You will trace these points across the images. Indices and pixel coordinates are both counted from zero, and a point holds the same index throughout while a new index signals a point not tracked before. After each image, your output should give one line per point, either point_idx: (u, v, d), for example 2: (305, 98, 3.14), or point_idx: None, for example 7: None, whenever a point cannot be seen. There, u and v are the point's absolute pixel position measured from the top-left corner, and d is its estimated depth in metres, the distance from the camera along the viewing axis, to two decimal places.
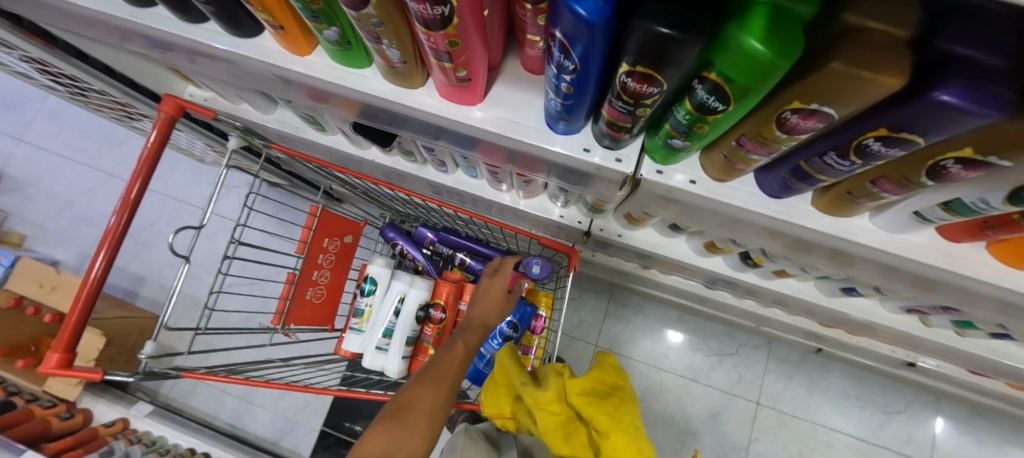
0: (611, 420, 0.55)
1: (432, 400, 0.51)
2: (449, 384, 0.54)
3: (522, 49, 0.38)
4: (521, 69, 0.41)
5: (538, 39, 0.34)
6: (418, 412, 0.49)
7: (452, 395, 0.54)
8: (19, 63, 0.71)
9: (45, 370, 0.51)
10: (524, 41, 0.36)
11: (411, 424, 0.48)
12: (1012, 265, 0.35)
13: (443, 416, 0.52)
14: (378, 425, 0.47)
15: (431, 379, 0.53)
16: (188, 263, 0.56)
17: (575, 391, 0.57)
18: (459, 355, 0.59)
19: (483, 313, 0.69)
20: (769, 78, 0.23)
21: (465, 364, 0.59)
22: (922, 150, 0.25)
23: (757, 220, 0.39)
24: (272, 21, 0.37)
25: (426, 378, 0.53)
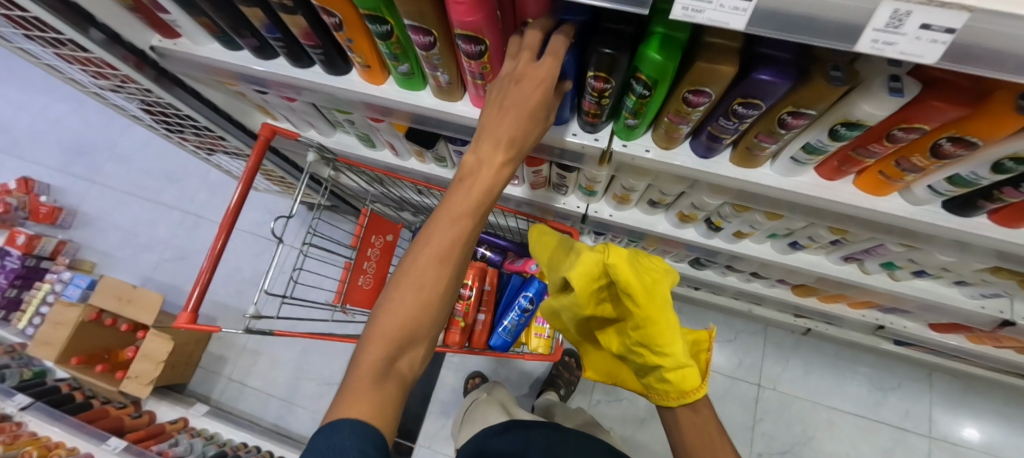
0: (645, 291, 0.53)
1: (416, 310, 0.41)
2: (440, 287, 0.42)
3: None
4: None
5: None
6: (404, 326, 0.41)
7: (445, 298, 0.43)
8: (140, 108, 0.93)
9: (179, 325, 0.68)
10: None
11: (406, 339, 0.41)
12: (869, 192, 0.52)
13: (438, 316, 0.43)
14: (370, 340, 0.41)
15: (411, 286, 0.42)
16: (281, 244, 0.74)
17: (614, 259, 0.53)
18: (446, 244, 0.42)
19: (489, 173, 0.43)
20: (667, 72, 0.41)
21: (462, 252, 0.43)
22: (770, 109, 0.43)
23: (699, 176, 0.56)
24: (363, 62, 0.57)
25: (409, 283, 0.42)
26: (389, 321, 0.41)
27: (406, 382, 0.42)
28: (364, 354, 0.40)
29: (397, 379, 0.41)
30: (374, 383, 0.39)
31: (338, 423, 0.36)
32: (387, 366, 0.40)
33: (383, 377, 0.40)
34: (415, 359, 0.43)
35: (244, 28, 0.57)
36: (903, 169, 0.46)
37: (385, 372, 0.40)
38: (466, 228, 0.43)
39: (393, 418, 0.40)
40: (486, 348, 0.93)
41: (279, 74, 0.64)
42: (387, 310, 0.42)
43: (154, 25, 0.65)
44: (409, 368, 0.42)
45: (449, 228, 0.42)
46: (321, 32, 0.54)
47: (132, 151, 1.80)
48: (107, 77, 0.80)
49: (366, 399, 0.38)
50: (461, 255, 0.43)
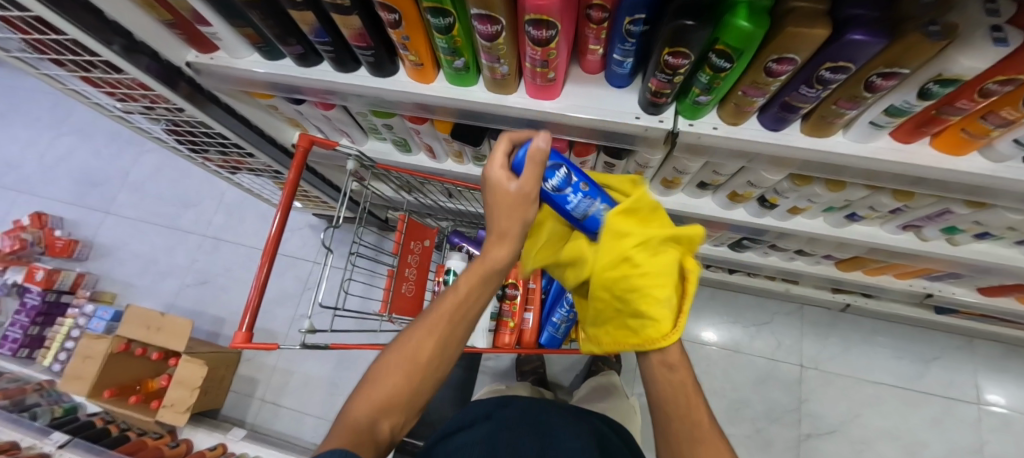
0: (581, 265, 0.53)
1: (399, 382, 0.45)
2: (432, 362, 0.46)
3: (584, 57, 0.56)
4: (581, 71, 0.59)
5: (598, 47, 0.52)
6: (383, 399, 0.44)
7: (432, 375, 0.46)
8: (166, 130, 0.92)
9: (236, 345, 0.67)
10: (586, 51, 0.54)
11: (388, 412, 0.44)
12: (949, 152, 0.51)
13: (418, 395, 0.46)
14: (356, 402, 0.45)
15: (399, 360, 0.45)
16: (331, 255, 0.73)
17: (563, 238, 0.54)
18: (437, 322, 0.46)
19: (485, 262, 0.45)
20: (753, 41, 0.39)
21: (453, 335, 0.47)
22: (857, 73, 0.42)
23: (768, 151, 0.55)
24: (416, 60, 0.56)
25: (403, 353, 0.46)
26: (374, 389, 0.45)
27: (382, 446, 0.44)
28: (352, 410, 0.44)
29: (375, 440, 0.43)
30: (354, 438, 0.42)
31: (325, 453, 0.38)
32: (369, 426, 0.43)
33: (364, 436, 0.42)
34: (397, 425, 0.45)
35: (290, 35, 0.56)
36: (989, 124, 0.45)
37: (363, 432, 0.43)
38: (456, 307, 0.46)
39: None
40: (536, 346, 0.92)
41: (323, 81, 0.63)
42: (382, 373, 0.45)
43: (191, 40, 0.64)
44: (389, 432, 0.44)
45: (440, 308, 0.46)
46: (373, 32, 0.53)
47: (145, 178, 1.79)
48: (136, 99, 0.79)
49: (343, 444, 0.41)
50: (455, 335, 0.46)
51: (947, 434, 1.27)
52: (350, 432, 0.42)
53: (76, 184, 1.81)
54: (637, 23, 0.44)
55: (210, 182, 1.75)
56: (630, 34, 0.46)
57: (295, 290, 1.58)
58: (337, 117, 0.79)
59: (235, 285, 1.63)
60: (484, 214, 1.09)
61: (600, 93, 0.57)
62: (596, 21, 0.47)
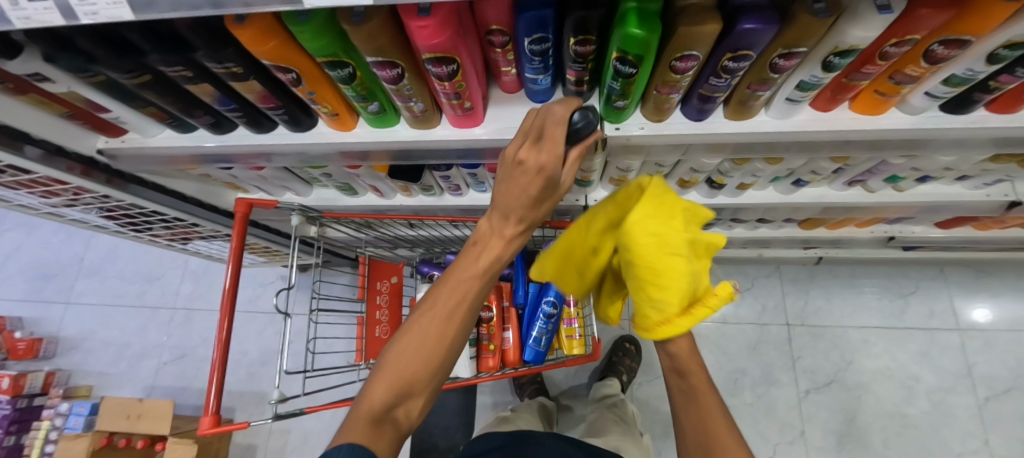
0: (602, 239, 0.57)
1: (436, 341, 0.40)
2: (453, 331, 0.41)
3: (500, 79, 0.55)
4: (501, 91, 0.58)
5: (510, 68, 0.51)
6: (414, 366, 0.39)
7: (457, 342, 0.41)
8: (99, 218, 0.88)
9: (204, 432, 0.64)
10: (501, 73, 0.53)
11: (413, 383, 0.40)
12: (867, 113, 0.52)
13: (447, 363, 0.41)
14: (373, 386, 0.39)
15: (425, 324, 0.40)
16: (290, 318, 0.71)
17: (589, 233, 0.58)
18: (458, 291, 0.40)
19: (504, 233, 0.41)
20: (650, 45, 0.39)
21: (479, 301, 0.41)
22: (759, 57, 0.42)
23: (699, 141, 0.55)
24: (329, 111, 0.54)
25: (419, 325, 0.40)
26: (400, 354, 0.40)
27: (401, 433, 0.39)
28: (367, 395, 0.39)
29: (392, 427, 0.39)
30: (371, 426, 0.37)
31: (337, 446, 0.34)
32: (385, 412, 0.38)
33: (380, 423, 0.38)
34: (414, 409, 0.41)
35: (195, 107, 0.54)
36: (898, 83, 0.46)
37: (378, 419, 0.38)
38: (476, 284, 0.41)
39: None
40: (521, 363, 0.91)
41: (243, 145, 0.61)
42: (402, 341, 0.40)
43: (96, 128, 0.61)
44: (406, 417, 0.40)
45: (449, 289, 0.40)
46: (278, 92, 0.51)
47: (102, 260, 1.74)
48: (58, 194, 0.75)
49: (362, 433, 0.37)
50: (473, 304, 0.41)
51: (937, 364, 1.31)
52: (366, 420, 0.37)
53: (29, 280, 1.73)
54: (539, 42, 0.44)
55: (171, 252, 1.70)
56: (535, 52, 0.45)
57: (278, 346, 1.54)
58: (271, 174, 0.77)
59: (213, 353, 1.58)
60: (449, 238, 1.08)
61: (526, 110, 0.57)
62: (500, 45, 0.46)
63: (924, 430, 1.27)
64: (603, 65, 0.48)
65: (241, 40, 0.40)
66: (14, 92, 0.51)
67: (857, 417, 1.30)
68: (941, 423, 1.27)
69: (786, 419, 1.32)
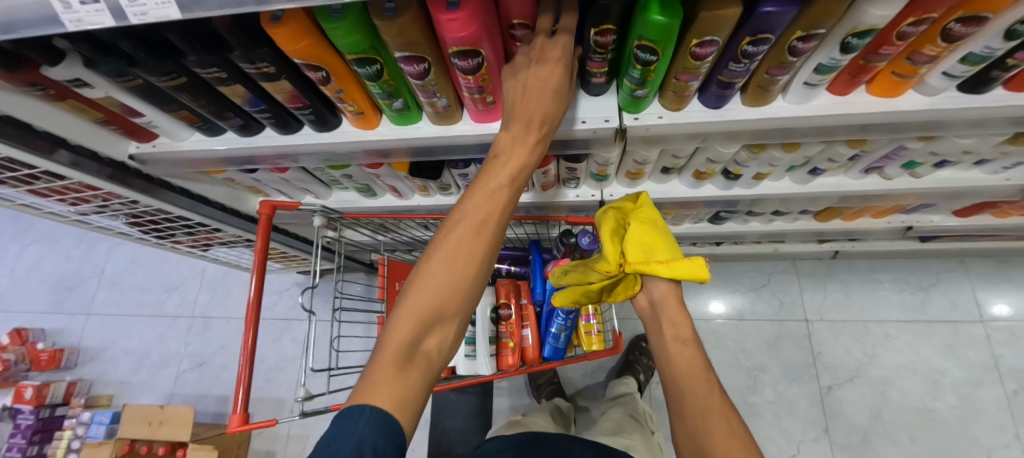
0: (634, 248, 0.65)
1: (460, 267, 0.43)
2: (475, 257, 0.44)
3: None
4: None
5: None
6: (438, 298, 0.42)
7: (477, 272, 0.44)
8: (124, 224, 0.90)
9: (233, 430, 0.65)
10: None
11: (439, 311, 0.42)
12: (885, 96, 0.52)
13: (470, 293, 0.44)
14: (397, 321, 0.41)
15: (448, 258, 0.43)
16: (315, 316, 0.72)
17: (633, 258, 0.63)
18: (474, 221, 0.44)
19: (519, 153, 0.46)
20: (672, 31, 0.40)
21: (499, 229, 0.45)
22: (779, 40, 0.42)
23: (715, 129, 0.56)
24: (355, 109, 0.56)
25: (443, 257, 0.43)
26: (426, 285, 0.43)
27: (432, 364, 0.42)
28: (393, 330, 0.41)
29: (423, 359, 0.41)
30: (399, 366, 0.40)
31: (359, 407, 0.36)
32: (411, 348, 0.41)
33: (408, 360, 0.41)
34: (442, 341, 0.43)
35: (226, 109, 0.56)
36: (917, 63, 0.46)
37: (409, 351, 0.40)
38: (492, 208, 0.45)
39: (413, 411, 0.40)
40: (540, 360, 0.92)
41: (270, 146, 0.62)
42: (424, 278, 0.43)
43: (129, 133, 0.63)
44: (436, 350, 0.43)
45: (466, 218, 0.44)
46: (307, 91, 0.53)
47: (122, 271, 1.77)
48: (88, 201, 0.77)
49: (388, 381, 0.38)
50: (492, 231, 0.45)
51: (962, 357, 1.29)
52: (395, 355, 0.40)
53: (52, 293, 1.77)
54: (561, 25, 0.45)
55: (189, 262, 1.73)
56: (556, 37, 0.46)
57: (294, 352, 1.55)
58: (293, 177, 0.78)
59: (230, 361, 1.59)
60: None
61: None
62: (522, 38, 0.48)
63: (952, 425, 1.24)
64: (622, 56, 0.49)
65: (276, 39, 0.42)
66: (55, 98, 0.53)
67: (882, 413, 1.28)
68: (968, 417, 1.24)
69: (808, 416, 1.30)
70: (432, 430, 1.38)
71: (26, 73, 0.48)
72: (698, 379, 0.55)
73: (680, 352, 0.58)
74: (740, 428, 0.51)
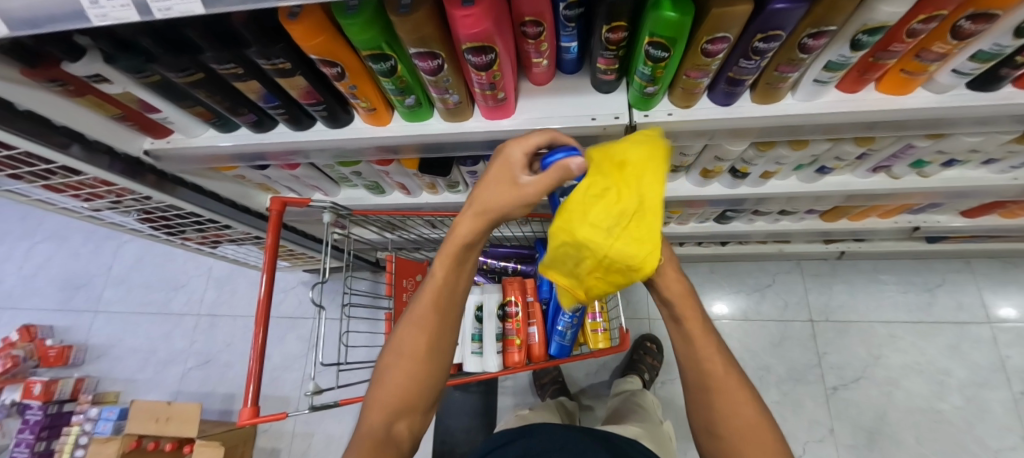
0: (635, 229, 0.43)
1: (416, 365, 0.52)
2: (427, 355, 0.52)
3: (531, 71, 0.56)
4: (530, 85, 0.60)
5: (542, 59, 0.53)
6: (402, 393, 0.52)
7: (433, 367, 0.52)
8: (135, 221, 0.91)
9: (244, 423, 0.65)
10: (531, 65, 0.55)
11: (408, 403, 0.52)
12: (893, 93, 0.52)
13: (432, 381, 0.53)
14: (371, 409, 0.52)
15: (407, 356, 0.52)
16: (324, 312, 0.73)
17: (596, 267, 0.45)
18: (424, 326, 0.52)
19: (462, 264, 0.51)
20: (683, 27, 0.40)
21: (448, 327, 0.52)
22: (789, 37, 0.43)
23: (724, 126, 0.56)
24: (367, 106, 0.56)
25: (400, 358, 0.52)
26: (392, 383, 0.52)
27: (402, 445, 0.52)
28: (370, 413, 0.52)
29: (394, 441, 0.51)
30: (375, 446, 0.50)
31: None
32: (385, 433, 0.51)
33: (383, 440, 0.51)
34: (412, 426, 0.53)
35: (240, 105, 0.57)
36: (925, 60, 0.47)
37: (382, 435, 0.51)
38: (434, 321, 0.52)
39: None
40: (546, 358, 0.92)
41: (282, 142, 0.63)
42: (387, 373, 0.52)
43: (144, 129, 0.64)
44: (407, 431, 0.53)
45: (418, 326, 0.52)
46: (321, 88, 0.54)
47: (129, 269, 1.79)
48: (101, 196, 0.78)
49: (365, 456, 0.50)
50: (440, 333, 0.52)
51: (969, 358, 1.28)
52: (370, 441, 0.51)
53: (60, 290, 1.79)
54: (572, 7, 0.45)
55: (195, 260, 1.74)
56: (568, 18, 0.47)
57: (299, 350, 1.56)
58: (303, 174, 0.79)
59: (236, 359, 1.60)
60: None
61: (556, 100, 0.58)
62: (534, 35, 0.48)
63: (958, 426, 1.24)
64: (633, 53, 0.49)
65: (293, 36, 0.43)
66: (74, 95, 0.54)
67: (888, 414, 1.27)
68: (975, 418, 1.24)
69: (813, 417, 1.30)
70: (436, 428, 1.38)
71: (46, 69, 0.49)
72: (710, 355, 0.53)
73: (690, 328, 0.53)
74: (757, 403, 0.52)
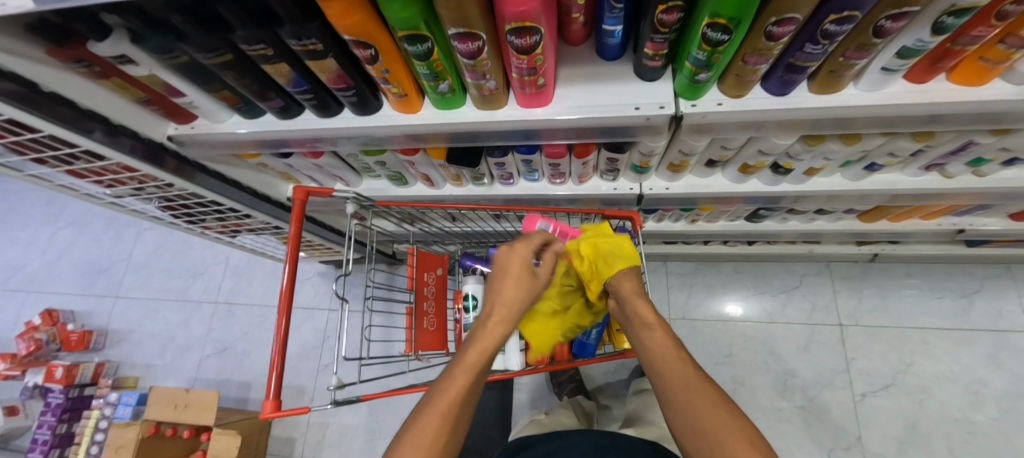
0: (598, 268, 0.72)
1: (445, 419, 0.50)
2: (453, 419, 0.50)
3: (568, 29, 0.53)
4: (566, 46, 0.58)
5: (579, 15, 0.49)
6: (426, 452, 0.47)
7: (457, 428, 0.51)
8: (155, 208, 0.90)
9: (265, 416, 0.64)
10: (569, 21, 0.51)
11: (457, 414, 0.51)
12: (967, 85, 0.48)
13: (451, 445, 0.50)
14: None
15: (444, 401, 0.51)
16: (347, 304, 0.71)
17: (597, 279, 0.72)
18: (460, 385, 0.53)
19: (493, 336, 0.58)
20: (750, 6, 0.37)
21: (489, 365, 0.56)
22: (864, 18, 0.39)
23: (776, 118, 0.53)
24: (399, 92, 0.54)
25: (433, 412, 0.50)
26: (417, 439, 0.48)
27: None
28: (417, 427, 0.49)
29: None
30: None
31: None
32: None
33: None
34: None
35: (268, 89, 0.55)
36: (1009, 47, 0.43)
37: None
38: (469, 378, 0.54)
39: None
40: (569, 357, 0.90)
41: (309, 130, 0.61)
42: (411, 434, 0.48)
43: (169, 114, 0.63)
44: None
45: (459, 378, 0.53)
46: (352, 72, 0.52)
47: (148, 256, 1.80)
48: (124, 183, 0.77)
49: None
50: (472, 394, 0.53)
51: (1007, 367, 1.23)
52: None
53: (82, 276, 1.81)
54: None
55: (213, 249, 1.75)
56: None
57: (315, 341, 1.56)
58: (326, 163, 0.77)
59: (252, 348, 1.61)
60: (491, 231, 1.07)
61: (595, 88, 0.55)
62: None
63: (993, 438, 1.19)
64: (685, 36, 0.46)
65: (328, 13, 0.40)
66: (99, 76, 0.53)
67: (919, 423, 1.23)
68: (1012, 430, 1.18)
69: (838, 424, 1.26)
70: None
71: (73, 48, 0.48)
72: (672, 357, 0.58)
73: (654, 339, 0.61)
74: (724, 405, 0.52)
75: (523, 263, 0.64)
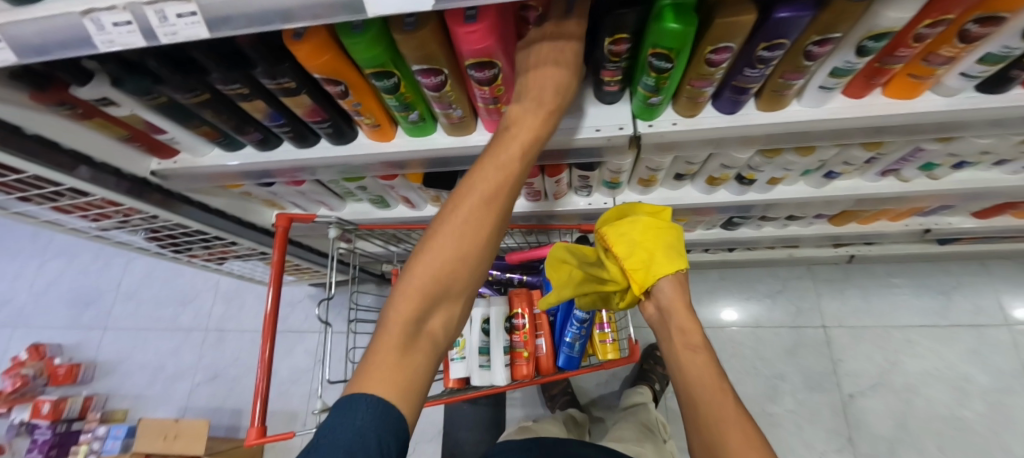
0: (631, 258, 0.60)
1: (460, 244, 0.45)
2: (473, 247, 0.46)
3: None
4: None
5: None
6: (441, 278, 0.45)
7: (476, 257, 0.46)
8: (141, 239, 0.92)
9: (251, 443, 0.64)
10: None
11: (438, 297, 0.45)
12: (901, 98, 0.52)
13: (472, 270, 0.47)
14: (399, 299, 0.44)
15: (446, 245, 0.45)
16: (331, 327, 0.72)
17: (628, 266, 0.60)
18: (473, 211, 0.46)
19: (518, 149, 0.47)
20: (686, 39, 0.40)
21: (482, 247, 0.46)
22: (793, 45, 0.42)
23: (731, 134, 0.56)
24: (372, 122, 0.57)
25: (444, 241, 0.45)
26: (429, 268, 0.45)
27: (436, 341, 0.46)
28: (396, 307, 0.44)
29: (427, 338, 0.45)
30: (401, 351, 0.42)
31: (361, 395, 0.39)
32: (416, 327, 0.44)
33: (413, 338, 0.44)
34: (446, 315, 0.47)
35: (246, 124, 0.58)
36: (933, 64, 0.46)
37: (417, 324, 0.44)
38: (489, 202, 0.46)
39: (415, 397, 0.42)
40: (555, 371, 0.91)
41: (289, 161, 0.64)
42: (420, 263, 0.45)
43: (151, 149, 0.65)
44: (440, 326, 0.46)
45: (473, 202, 0.46)
46: (326, 105, 0.54)
47: (137, 285, 1.80)
48: (109, 216, 0.78)
49: (394, 362, 0.42)
50: (492, 221, 0.47)
51: (987, 361, 1.26)
52: (398, 337, 0.43)
53: (69, 308, 1.80)
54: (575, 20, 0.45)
55: (202, 275, 1.75)
56: None
57: (307, 365, 1.56)
58: (309, 189, 0.80)
59: (243, 374, 1.60)
60: None
61: None
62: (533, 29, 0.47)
63: (978, 432, 1.21)
64: (636, 64, 0.49)
65: (298, 55, 0.43)
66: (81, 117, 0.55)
67: (907, 421, 1.24)
68: (996, 424, 1.21)
69: (828, 425, 1.27)
70: (446, 441, 1.37)
71: (55, 92, 0.50)
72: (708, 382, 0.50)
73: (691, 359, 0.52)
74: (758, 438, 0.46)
75: (560, 56, 0.45)
